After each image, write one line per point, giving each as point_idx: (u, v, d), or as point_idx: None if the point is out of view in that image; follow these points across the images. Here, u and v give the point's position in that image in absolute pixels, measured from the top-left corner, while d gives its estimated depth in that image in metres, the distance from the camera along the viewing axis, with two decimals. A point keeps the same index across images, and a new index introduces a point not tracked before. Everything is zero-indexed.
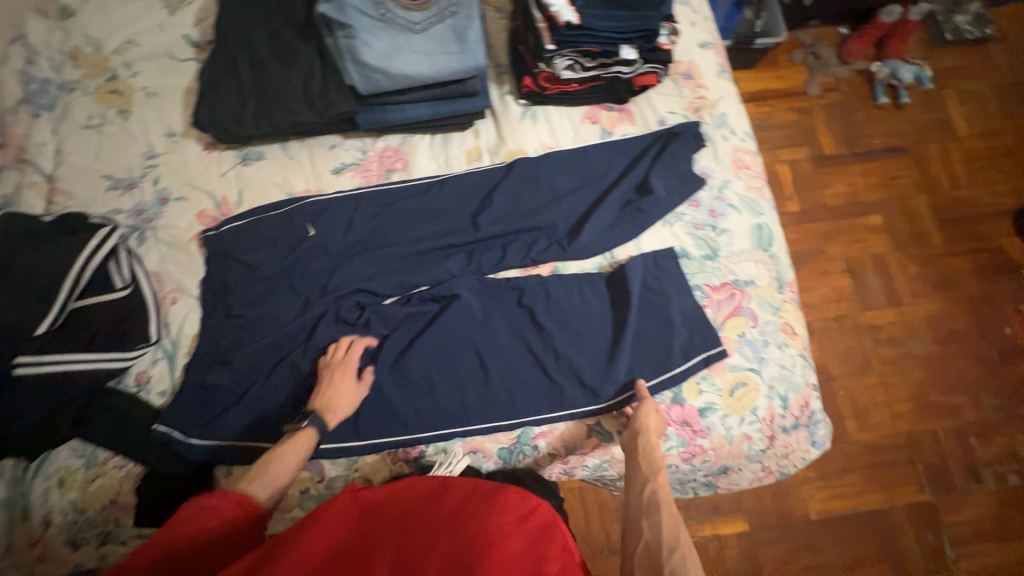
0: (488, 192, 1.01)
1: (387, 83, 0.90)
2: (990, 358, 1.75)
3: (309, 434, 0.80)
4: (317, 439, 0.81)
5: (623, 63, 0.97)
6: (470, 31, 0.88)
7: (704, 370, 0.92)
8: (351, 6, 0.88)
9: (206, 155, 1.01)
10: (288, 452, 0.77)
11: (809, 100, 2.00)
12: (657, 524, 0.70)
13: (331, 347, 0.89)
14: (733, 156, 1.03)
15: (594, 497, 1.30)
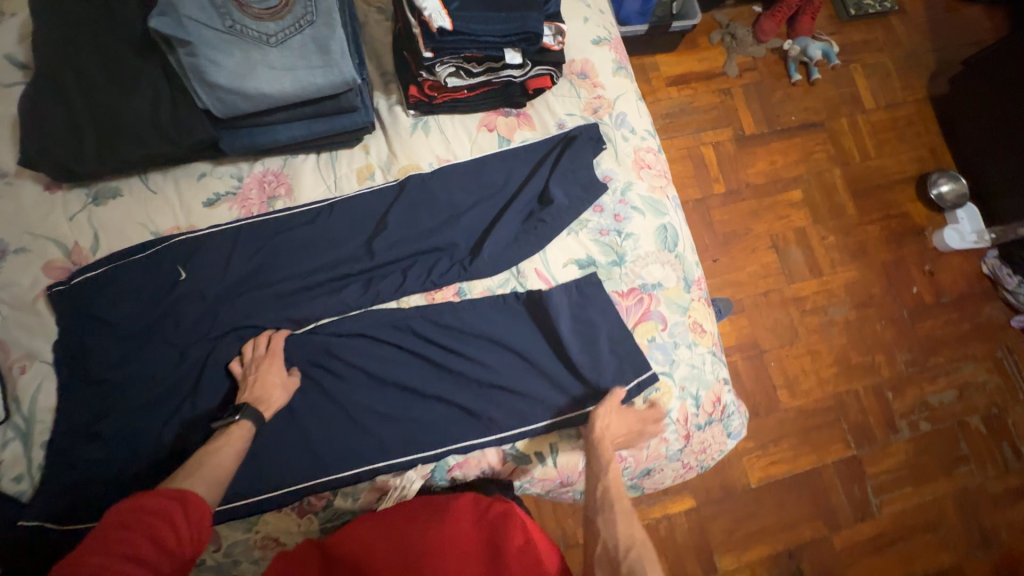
0: (383, 214, 0.94)
1: (246, 105, 0.81)
2: (912, 319, 1.81)
3: (244, 426, 0.77)
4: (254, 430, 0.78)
5: (511, 67, 0.91)
6: (333, 43, 0.80)
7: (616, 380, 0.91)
8: (190, 18, 0.77)
9: (48, 197, 0.88)
10: (223, 446, 0.73)
11: (729, 80, 1.96)
12: (623, 534, 0.67)
13: (251, 344, 0.85)
14: (634, 156, 1.01)
15: None
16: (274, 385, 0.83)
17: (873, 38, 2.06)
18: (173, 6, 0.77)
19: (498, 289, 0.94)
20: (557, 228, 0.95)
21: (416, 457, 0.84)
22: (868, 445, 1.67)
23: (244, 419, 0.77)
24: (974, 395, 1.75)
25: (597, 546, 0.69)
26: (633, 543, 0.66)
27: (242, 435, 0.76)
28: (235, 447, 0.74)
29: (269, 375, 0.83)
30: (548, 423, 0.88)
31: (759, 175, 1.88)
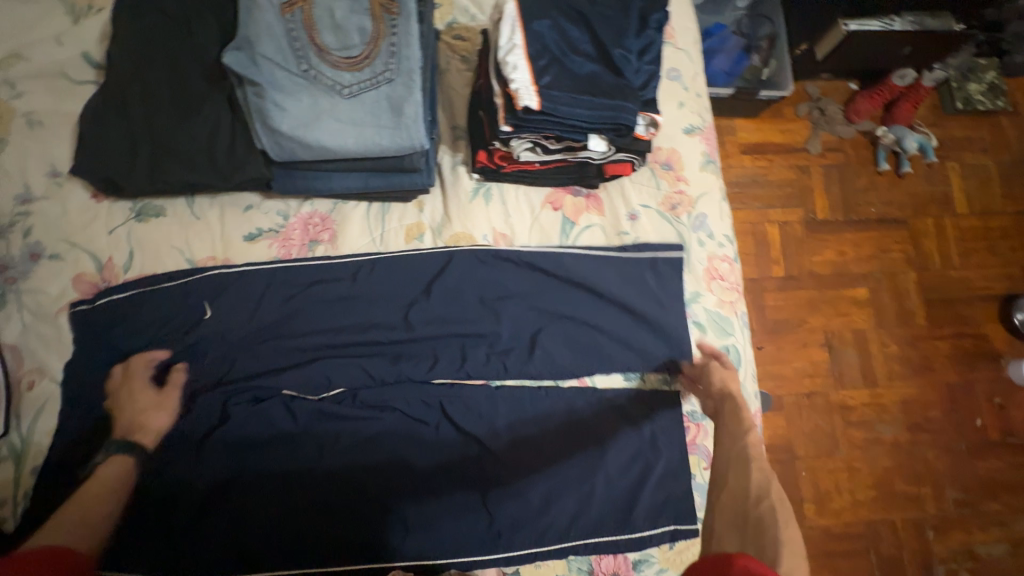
0: (425, 282, 0.87)
1: (305, 154, 0.75)
2: (974, 458, 1.60)
3: (119, 462, 0.74)
4: (134, 464, 0.75)
5: (591, 151, 0.83)
6: (408, 105, 0.73)
7: (645, 518, 0.81)
8: (265, 57, 0.72)
9: (93, 206, 0.86)
10: (91, 492, 0.70)
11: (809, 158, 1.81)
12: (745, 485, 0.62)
13: (114, 370, 0.80)
14: (707, 264, 0.91)
15: None
16: (148, 408, 0.79)
17: (979, 136, 1.86)
18: (249, 42, 0.72)
19: (532, 388, 0.85)
20: (607, 331, 0.87)
21: (407, 561, 0.77)
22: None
23: (114, 454, 0.74)
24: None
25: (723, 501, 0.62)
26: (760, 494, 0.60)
27: (121, 472, 0.74)
28: (112, 492, 0.72)
29: (134, 399, 0.78)
30: (557, 550, 0.79)
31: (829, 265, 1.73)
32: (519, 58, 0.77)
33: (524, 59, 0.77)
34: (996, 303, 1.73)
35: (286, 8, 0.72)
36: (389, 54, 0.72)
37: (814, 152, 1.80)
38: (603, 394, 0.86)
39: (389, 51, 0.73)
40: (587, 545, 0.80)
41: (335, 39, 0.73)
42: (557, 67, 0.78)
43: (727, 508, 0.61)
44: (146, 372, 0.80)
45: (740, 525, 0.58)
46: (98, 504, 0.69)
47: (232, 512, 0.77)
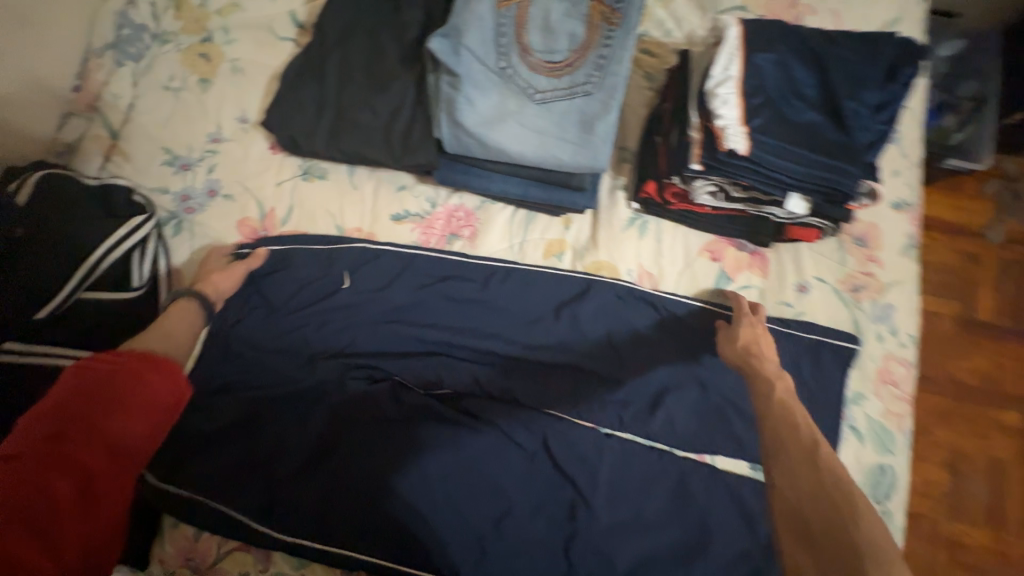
0: (557, 303, 0.83)
1: (479, 152, 0.72)
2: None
3: (190, 304, 0.77)
4: (203, 306, 0.79)
5: (781, 208, 0.73)
6: (600, 124, 0.68)
7: None
8: (468, 49, 0.69)
9: (269, 156, 0.90)
10: (172, 321, 0.75)
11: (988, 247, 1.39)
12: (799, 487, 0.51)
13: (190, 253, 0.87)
14: (881, 364, 0.77)
15: None
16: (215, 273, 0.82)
17: None
18: (457, 29, 0.69)
19: (643, 443, 0.79)
20: (742, 406, 0.79)
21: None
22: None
23: (190, 300, 0.78)
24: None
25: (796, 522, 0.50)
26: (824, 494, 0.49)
27: (190, 312, 0.77)
28: (189, 325, 0.76)
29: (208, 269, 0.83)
30: None
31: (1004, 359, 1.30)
32: (730, 92, 0.68)
33: (736, 94, 0.68)
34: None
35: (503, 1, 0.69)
36: (595, 68, 0.68)
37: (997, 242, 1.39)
38: (723, 475, 0.77)
39: (596, 64, 0.68)
40: None
41: (542, 41, 0.69)
42: (771, 109, 0.68)
43: (789, 515, 0.50)
44: (219, 253, 0.85)
45: (811, 537, 0.48)
46: (173, 330, 0.74)
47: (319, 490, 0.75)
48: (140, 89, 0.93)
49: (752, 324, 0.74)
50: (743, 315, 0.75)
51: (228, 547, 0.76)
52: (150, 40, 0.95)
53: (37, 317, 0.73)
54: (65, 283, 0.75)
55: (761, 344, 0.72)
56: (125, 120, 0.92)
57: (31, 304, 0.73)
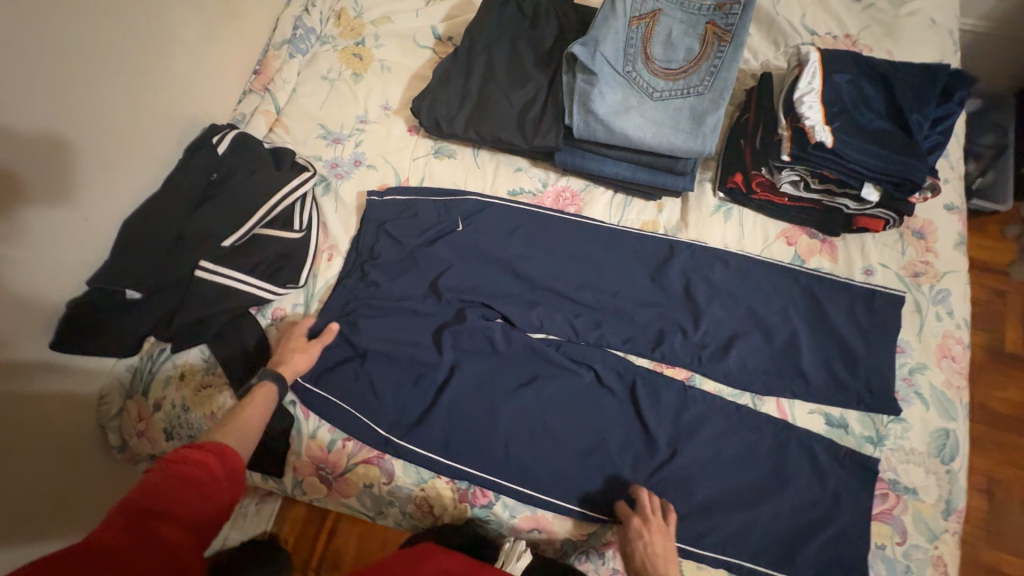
0: (649, 273, 0.96)
1: (603, 137, 0.88)
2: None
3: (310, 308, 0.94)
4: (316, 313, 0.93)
5: (854, 198, 0.87)
6: (709, 117, 0.84)
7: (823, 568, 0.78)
8: (603, 55, 0.87)
9: (408, 137, 1.07)
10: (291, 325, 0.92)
11: (1011, 283, 1.55)
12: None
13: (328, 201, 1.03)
14: (940, 340, 0.88)
15: None
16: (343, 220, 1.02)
17: None
18: (595, 40, 0.87)
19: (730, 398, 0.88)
20: (821, 368, 0.88)
21: (568, 514, 0.82)
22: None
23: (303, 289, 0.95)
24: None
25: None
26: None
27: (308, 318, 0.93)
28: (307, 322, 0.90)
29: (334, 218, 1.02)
30: (716, 562, 0.78)
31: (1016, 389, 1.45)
32: (814, 100, 0.84)
33: (819, 103, 0.84)
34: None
35: (634, 21, 0.88)
36: (708, 74, 0.85)
37: (1019, 279, 1.54)
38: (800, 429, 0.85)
39: (708, 71, 0.85)
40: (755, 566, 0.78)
41: (663, 52, 0.87)
42: (846, 116, 0.84)
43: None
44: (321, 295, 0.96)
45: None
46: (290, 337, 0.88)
47: (443, 412, 0.86)
48: (303, 77, 1.12)
49: (640, 534, 0.73)
50: (628, 524, 0.75)
51: (356, 460, 0.86)
52: (315, 40, 1.15)
53: (224, 242, 0.89)
54: (249, 218, 0.91)
55: (657, 553, 0.71)
56: (288, 100, 1.10)
57: (224, 231, 0.89)
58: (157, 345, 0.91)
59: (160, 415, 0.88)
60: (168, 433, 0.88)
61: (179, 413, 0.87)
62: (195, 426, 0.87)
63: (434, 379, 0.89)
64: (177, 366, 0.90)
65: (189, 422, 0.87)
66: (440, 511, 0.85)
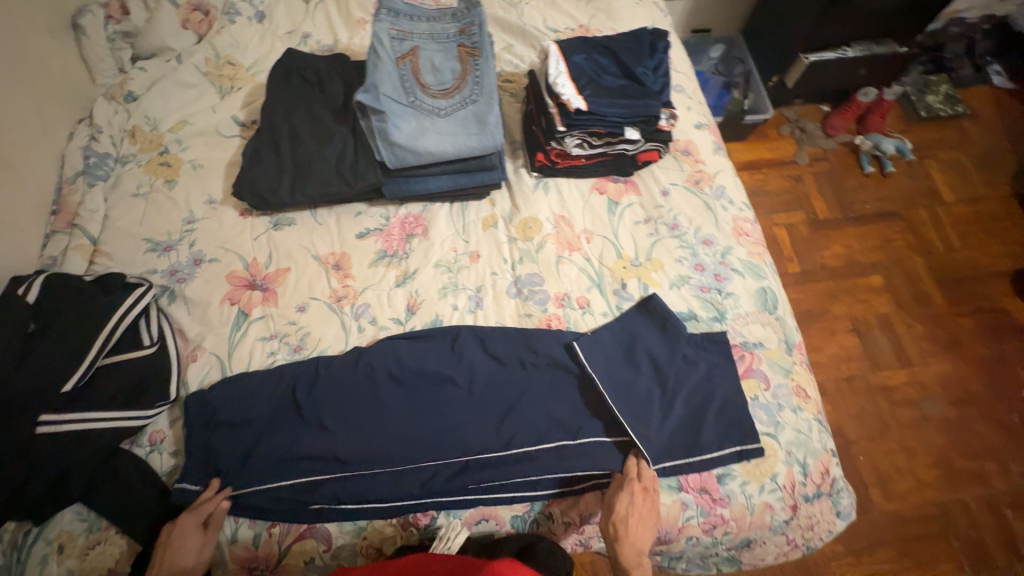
0: (504, 261, 1.09)
1: (414, 160, 1.00)
2: (950, 416, 1.90)
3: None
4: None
5: (626, 141, 1.07)
6: (490, 116, 0.99)
7: (734, 462, 0.90)
8: (385, 94, 0.98)
9: (242, 221, 1.09)
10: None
11: (800, 168, 2.33)
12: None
13: (179, 307, 1.00)
14: (732, 223, 1.10)
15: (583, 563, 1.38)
16: (199, 322, 0.99)
17: (948, 137, 2.41)
18: (374, 84, 0.98)
19: (611, 348, 0.98)
20: (661, 281, 1.04)
21: (507, 495, 0.90)
22: (920, 545, 1.70)
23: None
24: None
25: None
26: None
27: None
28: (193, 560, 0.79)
29: (189, 323, 0.99)
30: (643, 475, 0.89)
31: (829, 250, 2.17)
32: (565, 79, 1.03)
33: (569, 80, 1.04)
34: (943, 291, 2.11)
35: (399, 60, 1.00)
36: (475, 84, 1.00)
37: (804, 163, 2.32)
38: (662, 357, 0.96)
39: (474, 81, 1.00)
40: (672, 472, 0.90)
41: (433, 78, 1.00)
42: (592, 84, 1.04)
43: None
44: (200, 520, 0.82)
45: None
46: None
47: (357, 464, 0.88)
48: (111, 201, 1.09)
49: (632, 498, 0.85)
50: (628, 484, 0.86)
51: (288, 541, 0.85)
52: (113, 163, 1.13)
53: (65, 388, 0.82)
54: (87, 353, 0.85)
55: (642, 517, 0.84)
56: (102, 228, 1.06)
57: (60, 377, 0.82)
58: (16, 529, 0.80)
59: None
60: None
61: None
62: None
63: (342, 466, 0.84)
64: (51, 540, 0.80)
65: None
66: (391, 548, 0.89)
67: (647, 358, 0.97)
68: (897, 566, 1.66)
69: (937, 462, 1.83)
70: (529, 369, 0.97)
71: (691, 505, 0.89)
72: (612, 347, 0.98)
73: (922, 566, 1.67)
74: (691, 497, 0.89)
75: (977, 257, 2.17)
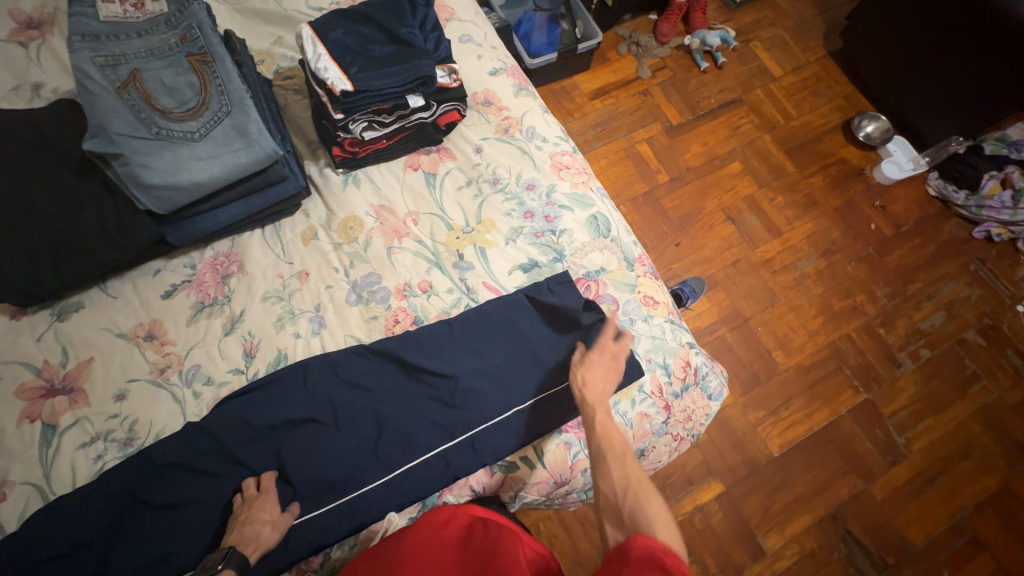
0: (336, 270, 1.01)
1: (184, 196, 0.88)
2: (822, 268, 2.11)
3: None
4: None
5: (417, 110, 1.01)
6: (251, 124, 0.90)
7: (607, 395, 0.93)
8: (116, 133, 0.85)
9: (14, 324, 0.93)
10: None
11: (645, 82, 2.39)
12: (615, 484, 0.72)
13: None
14: (551, 161, 1.09)
15: (541, 520, 1.42)
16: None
17: (764, 14, 2.55)
18: (100, 127, 0.85)
19: (476, 329, 0.96)
20: (497, 240, 1.03)
21: (399, 501, 0.87)
22: (823, 386, 1.92)
23: None
24: (896, 322, 2.03)
25: (599, 495, 0.72)
26: (629, 486, 0.71)
27: None
28: None
29: None
30: (524, 433, 0.90)
31: (691, 151, 2.28)
32: (327, 61, 0.94)
33: (332, 61, 0.95)
34: (793, 159, 2.29)
35: (121, 90, 0.87)
36: (222, 94, 0.90)
37: (647, 76, 2.38)
38: (523, 326, 0.96)
39: (221, 92, 0.90)
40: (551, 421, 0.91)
41: (172, 100, 0.88)
42: (358, 58, 0.96)
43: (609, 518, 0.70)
44: None
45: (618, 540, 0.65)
46: None
47: (237, 531, 0.78)
48: None
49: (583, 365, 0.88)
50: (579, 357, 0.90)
51: None
52: None
53: None
54: None
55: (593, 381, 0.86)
56: None
57: None
58: None
59: None
60: None
61: None
62: None
63: (250, 526, 0.78)
64: None
65: None
66: None
67: (522, 327, 0.95)
68: (809, 410, 1.88)
69: (821, 310, 2.04)
70: (390, 372, 0.93)
71: (574, 442, 0.93)
72: (475, 330, 0.95)
73: (828, 401, 1.90)
74: (572, 435, 0.93)
75: (814, 119, 2.36)
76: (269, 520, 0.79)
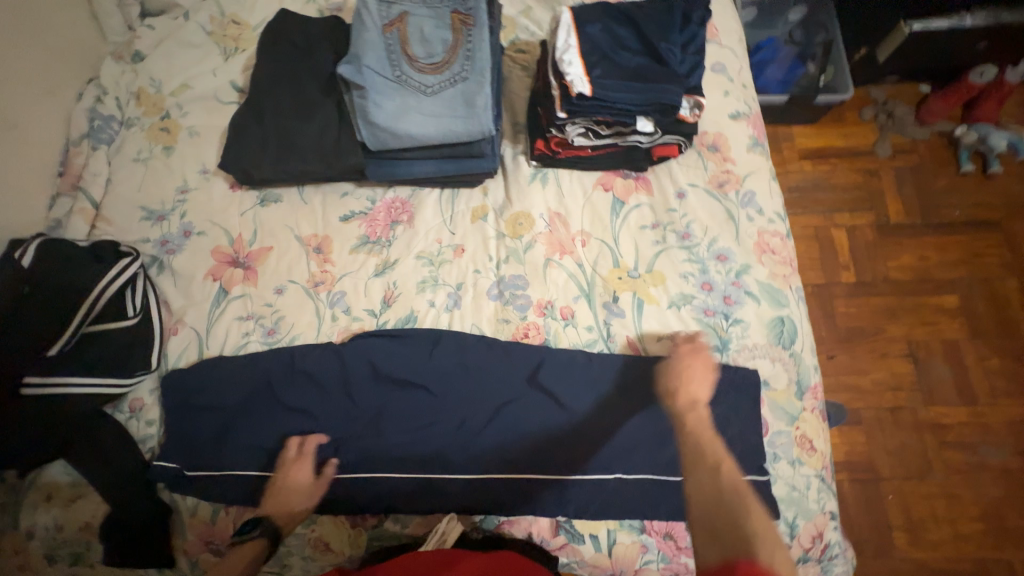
0: (491, 258, 1.00)
1: (395, 142, 0.91)
2: (1012, 467, 1.64)
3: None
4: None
5: (639, 133, 0.92)
6: (479, 97, 0.89)
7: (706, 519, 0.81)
8: (367, 67, 0.90)
9: (230, 194, 1.08)
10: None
11: (879, 160, 1.98)
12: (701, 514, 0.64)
13: (166, 279, 1.02)
14: (757, 238, 0.94)
15: None
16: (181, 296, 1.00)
17: None
18: (357, 56, 0.90)
19: (600, 380, 0.89)
20: (660, 298, 0.92)
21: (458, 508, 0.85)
22: None
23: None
24: None
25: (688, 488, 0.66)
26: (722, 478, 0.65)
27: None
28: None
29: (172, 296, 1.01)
30: (604, 508, 0.83)
31: (899, 260, 1.87)
32: (573, 56, 0.89)
33: (579, 57, 0.89)
34: None
35: (386, 27, 0.91)
36: (466, 59, 0.90)
37: (884, 155, 1.97)
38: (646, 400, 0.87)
39: (466, 58, 0.90)
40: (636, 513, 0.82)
41: (422, 49, 0.90)
42: (606, 61, 0.89)
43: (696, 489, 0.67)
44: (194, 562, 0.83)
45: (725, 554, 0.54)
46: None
47: (270, 502, 0.83)
48: (114, 165, 1.11)
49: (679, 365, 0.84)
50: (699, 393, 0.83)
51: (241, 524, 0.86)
52: (117, 126, 1.14)
53: (49, 352, 0.86)
54: (71, 319, 0.88)
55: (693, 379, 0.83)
56: (105, 192, 1.09)
57: (46, 342, 0.86)
58: (14, 475, 0.88)
59: (36, 543, 0.85)
60: (49, 558, 0.86)
61: (53, 534, 0.85)
62: (73, 542, 0.86)
63: (279, 496, 0.83)
64: (41, 488, 0.88)
65: (66, 539, 0.86)
66: (340, 544, 0.85)
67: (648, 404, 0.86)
68: None
69: (986, 516, 1.60)
70: (501, 381, 0.90)
71: (653, 549, 0.82)
72: (598, 381, 0.88)
73: None
74: (654, 541, 0.82)
75: None
76: (301, 486, 0.84)
